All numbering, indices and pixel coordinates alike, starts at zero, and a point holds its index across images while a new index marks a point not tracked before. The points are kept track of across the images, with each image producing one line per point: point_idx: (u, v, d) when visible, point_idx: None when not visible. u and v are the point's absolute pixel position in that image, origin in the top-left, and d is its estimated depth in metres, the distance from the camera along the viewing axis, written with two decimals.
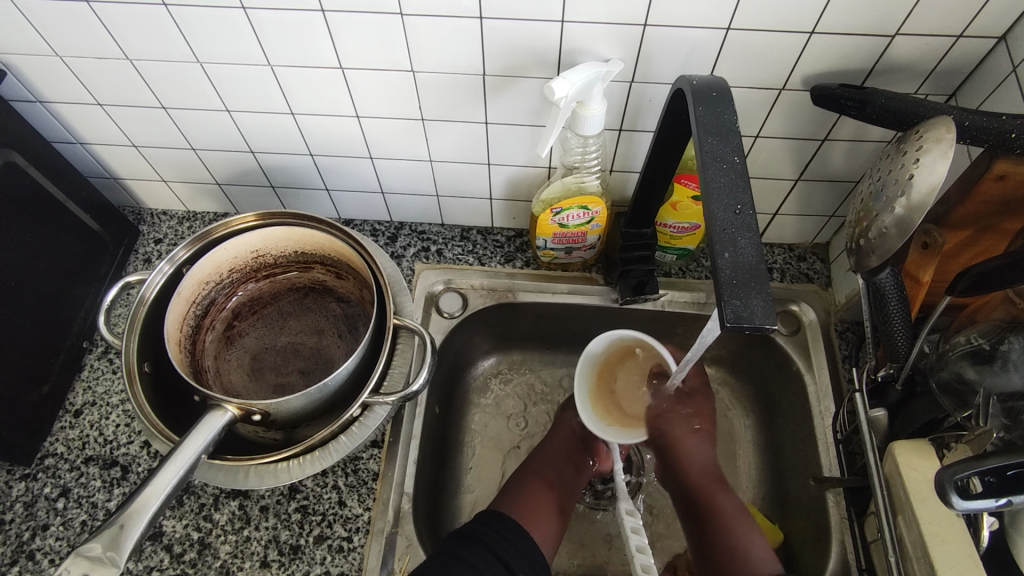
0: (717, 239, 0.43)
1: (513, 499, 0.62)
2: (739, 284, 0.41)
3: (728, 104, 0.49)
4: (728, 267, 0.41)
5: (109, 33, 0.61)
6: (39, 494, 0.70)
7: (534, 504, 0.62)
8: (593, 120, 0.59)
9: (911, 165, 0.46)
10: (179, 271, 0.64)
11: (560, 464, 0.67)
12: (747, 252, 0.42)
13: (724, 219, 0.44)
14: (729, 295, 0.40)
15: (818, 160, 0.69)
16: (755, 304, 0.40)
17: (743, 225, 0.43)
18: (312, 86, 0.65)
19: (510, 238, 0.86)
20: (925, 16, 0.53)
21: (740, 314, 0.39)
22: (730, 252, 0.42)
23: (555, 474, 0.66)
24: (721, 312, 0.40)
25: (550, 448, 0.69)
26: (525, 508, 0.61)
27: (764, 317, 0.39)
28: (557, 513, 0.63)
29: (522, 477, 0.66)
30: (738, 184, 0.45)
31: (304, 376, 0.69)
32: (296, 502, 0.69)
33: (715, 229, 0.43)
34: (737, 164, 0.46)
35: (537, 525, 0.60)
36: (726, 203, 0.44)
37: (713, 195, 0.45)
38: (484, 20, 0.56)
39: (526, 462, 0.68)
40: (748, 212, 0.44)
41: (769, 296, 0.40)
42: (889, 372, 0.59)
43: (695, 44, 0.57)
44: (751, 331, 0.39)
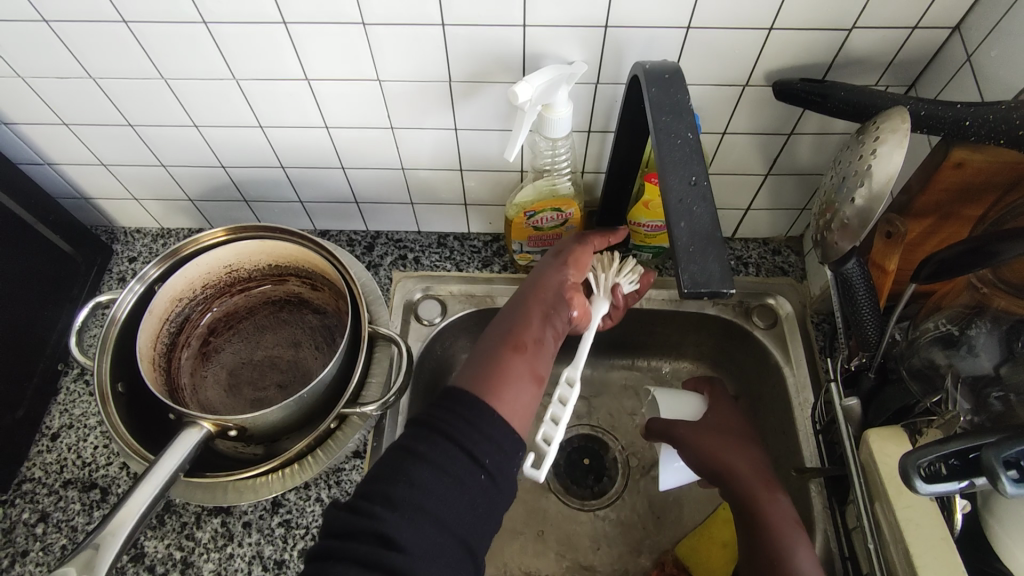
0: (673, 210, 0.44)
1: (472, 370, 0.53)
2: (694, 250, 0.43)
3: (679, 84, 0.49)
4: (684, 236, 0.43)
5: (70, 52, 0.61)
6: (16, 521, 0.69)
7: (499, 376, 0.52)
8: (560, 122, 0.59)
9: (869, 156, 0.47)
10: (151, 289, 0.64)
11: (529, 320, 0.57)
12: (702, 219, 0.44)
13: (680, 189, 0.45)
14: (685, 261, 0.42)
15: (785, 154, 0.70)
16: (712, 267, 0.42)
17: (698, 195, 0.45)
18: (279, 99, 0.65)
19: (487, 243, 0.87)
20: (879, 10, 0.54)
21: (697, 279, 0.41)
22: (686, 221, 0.44)
23: (525, 334, 0.55)
24: (679, 278, 0.42)
25: (519, 301, 0.59)
26: (485, 377, 0.52)
27: (720, 280, 0.41)
28: (532, 376, 0.53)
29: (485, 345, 0.55)
30: (691, 157, 0.46)
31: (281, 389, 0.68)
32: (280, 516, 0.69)
33: (671, 200, 0.44)
34: (690, 139, 0.47)
35: (504, 395, 0.51)
36: (681, 176, 0.45)
37: (669, 168, 0.46)
38: (446, 27, 0.56)
39: (489, 330, 0.57)
40: (702, 183, 0.45)
41: (726, 257, 0.42)
42: (861, 362, 0.60)
43: (657, 44, 0.58)
44: (709, 296, 0.41)
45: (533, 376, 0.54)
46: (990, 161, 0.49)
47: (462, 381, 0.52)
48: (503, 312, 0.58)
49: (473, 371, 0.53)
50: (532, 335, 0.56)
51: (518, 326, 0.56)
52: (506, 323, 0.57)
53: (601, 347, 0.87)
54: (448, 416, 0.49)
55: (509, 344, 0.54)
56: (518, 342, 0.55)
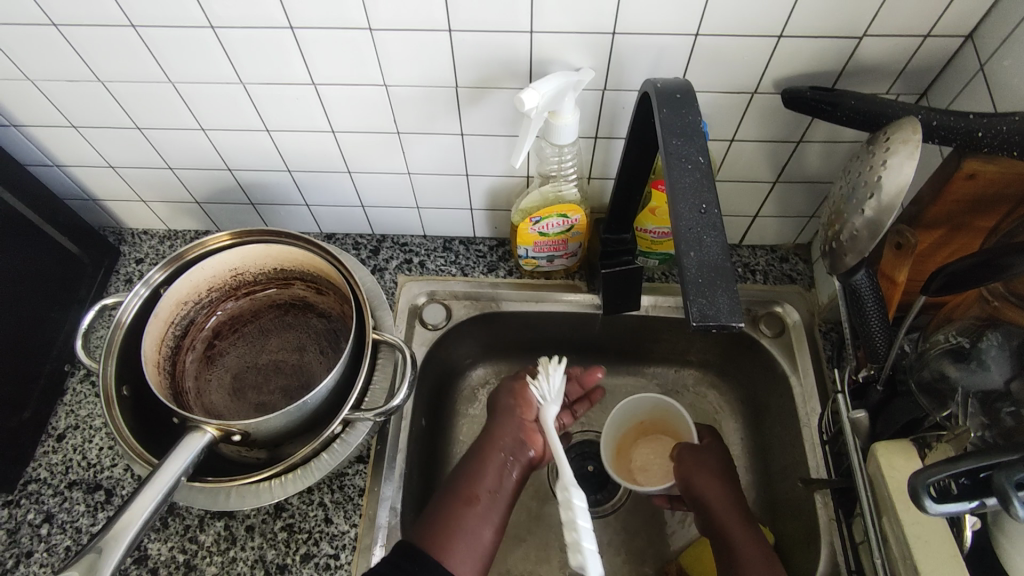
0: (682, 239, 0.42)
1: (429, 521, 0.60)
2: (705, 283, 0.41)
3: (692, 105, 0.48)
4: (693, 267, 0.41)
5: (78, 55, 0.61)
6: (22, 521, 0.70)
7: (452, 529, 0.59)
8: (567, 129, 0.59)
9: (879, 167, 0.46)
10: (156, 292, 0.64)
11: (484, 473, 0.64)
12: (713, 251, 0.42)
13: (689, 218, 0.43)
14: (694, 294, 0.40)
15: (794, 162, 0.70)
16: (720, 301, 0.40)
17: (708, 225, 0.43)
18: (285, 103, 0.65)
19: (492, 247, 0.86)
20: (891, 18, 0.53)
21: (706, 312, 0.40)
22: (695, 251, 0.42)
23: (483, 486, 0.63)
24: (687, 311, 0.40)
25: (478, 455, 0.65)
26: (438, 528, 0.59)
27: (730, 315, 0.40)
28: (487, 525, 0.61)
29: (443, 498, 0.62)
30: (702, 184, 0.44)
31: (286, 394, 0.68)
32: (282, 521, 0.69)
33: (680, 228, 0.43)
34: (701, 164, 0.45)
35: (456, 549, 0.58)
36: (691, 203, 0.44)
37: (678, 194, 0.44)
38: (453, 33, 0.56)
39: (453, 475, 0.65)
40: (713, 211, 0.43)
41: (735, 292, 0.40)
42: (869, 374, 0.59)
43: (665, 50, 0.57)
44: (717, 329, 0.40)
45: (486, 529, 0.61)
46: (1004, 173, 0.48)
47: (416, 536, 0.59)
48: (464, 459, 0.66)
49: (427, 527, 0.60)
50: (485, 486, 0.63)
51: (473, 481, 0.63)
52: (464, 473, 0.64)
53: (606, 354, 0.87)
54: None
55: (462, 497, 0.62)
56: (471, 494, 0.62)
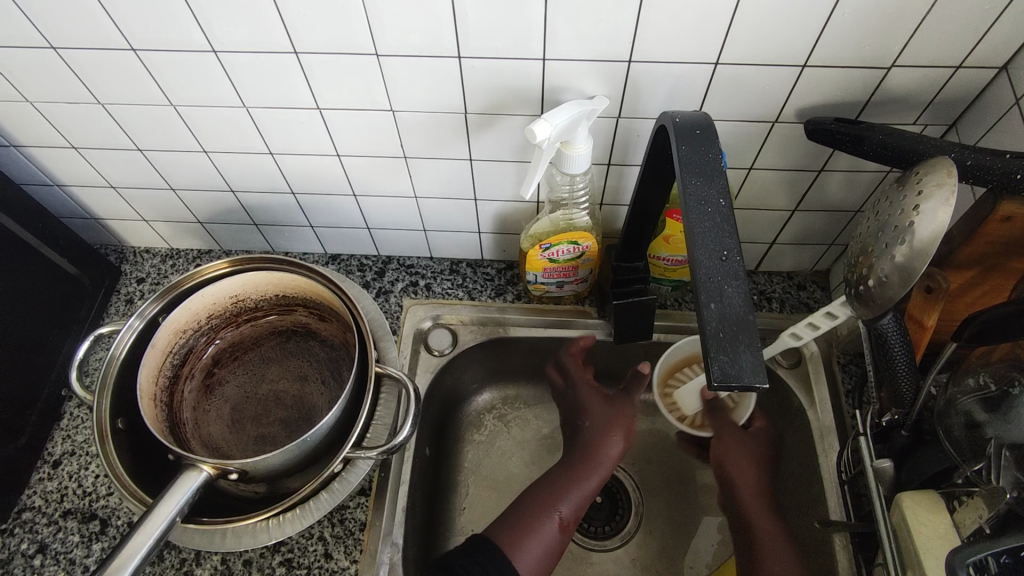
0: (702, 289, 0.40)
1: (510, 521, 0.59)
2: (725, 338, 0.38)
3: (713, 141, 0.46)
4: (713, 321, 0.39)
5: (79, 78, 0.59)
6: (15, 551, 0.68)
7: (529, 531, 0.58)
8: (579, 159, 0.57)
9: (910, 211, 0.43)
10: (153, 322, 0.62)
11: (575, 483, 0.63)
12: (734, 303, 0.39)
13: (708, 266, 0.41)
14: (714, 351, 0.38)
15: (814, 191, 0.67)
16: (743, 357, 0.37)
17: (729, 273, 0.40)
18: (290, 127, 0.63)
19: (501, 270, 0.84)
20: (921, 48, 0.51)
21: (727, 371, 0.37)
22: (716, 302, 0.40)
23: (567, 496, 0.62)
24: (708, 369, 0.37)
25: (568, 466, 0.65)
26: (518, 530, 0.58)
27: (754, 375, 0.37)
28: (559, 532, 0.60)
29: (530, 495, 0.62)
30: (723, 229, 0.42)
31: (285, 426, 0.66)
32: (281, 555, 0.67)
33: (698, 278, 0.40)
34: (722, 207, 0.43)
35: (526, 549, 0.57)
36: (711, 248, 0.41)
37: (697, 240, 0.42)
38: (463, 60, 0.54)
39: (535, 486, 0.63)
40: (735, 259, 0.41)
41: (758, 348, 0.38)
42: (893, 418, 0.56)
43: (684, 79, 0.55)
44: (739, 390, 0.37)
45: (550, 544, 0.59)
46: None
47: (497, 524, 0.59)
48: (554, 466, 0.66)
49: (508, 521, 0.59)
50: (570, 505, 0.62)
51: (564, 487, 0.63)
52: (553, 483, 0.63)
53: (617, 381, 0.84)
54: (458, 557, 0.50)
55: (551, 500, 0.61)
56: (558, 502, 0.61)
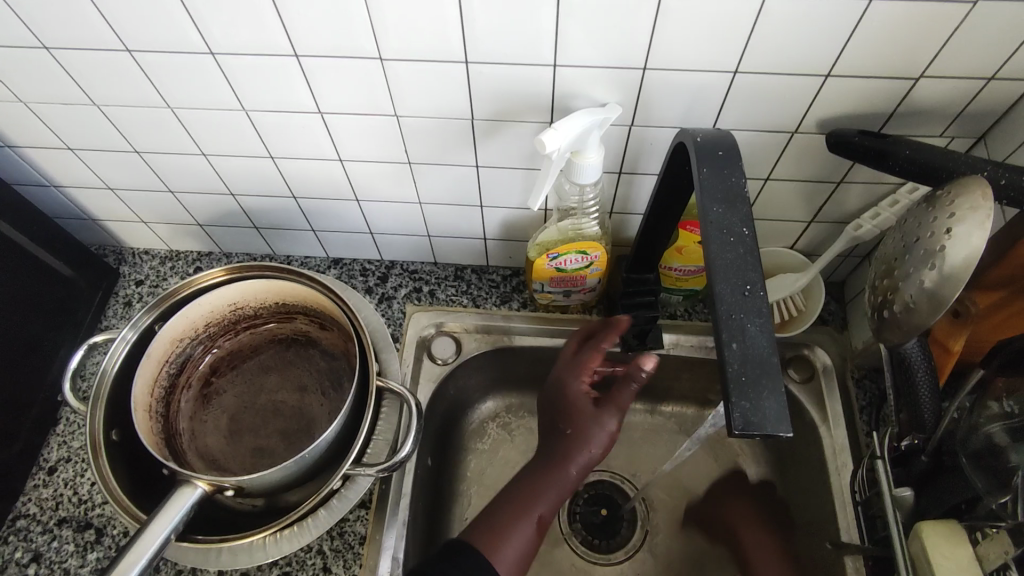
0: (724, 326, 0.39)
1: (486, 519, 0.52)
2: (747, 380, 0.38)
3: (735, 164, 0.45)
4: (736, 362, 0.39)
5: (73, 79, 0.57)
6: (9, 560, 0.67)
7: (505, 528, 0.51)
8: (590, 168, 0.55)
9: (941, 234, 0.41)
10: (148, 331, 0.60)
11: (554, 488, 0.61)
12: (757, 343, 0.39)
13: (730, 300, 0.40)
14: (737, 395, 0.38)
15: (833, 202, 0.65)
16: (766, 405, 0.37)
17: (752, 309, 0.40)
18: (291, 131, 0.62)
19: (506, 277, 0.82)
20: (952, 59, 0.48)
21: (750, 418, 0.37)
22: (738, 342, 0.39)
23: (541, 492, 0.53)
24: (729, 415, 0.37)
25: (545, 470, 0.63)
26: (498, 531, 0.51)
27: (775, 422, 0.37)
28: (532, 522, 0.52)
29: (514, 490, 0.54)
30: (746, 261, 0.42)
31: (284, 438, 0.65)
32: (279, 569, 0.65)
33: (721, 314, 0.40)
34: (746, 236, 0.42)
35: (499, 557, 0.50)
36: (734, 282, 0.41)
37: (719, 273, 0.41)
38: (470, 65, 0.52)
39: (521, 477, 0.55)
40: (758, 293, 0.41)
41: (781, 394, 0.38)
42: (913, 442, 0.55)
43: (701, 88, 0.53)
44: (760, 437, 0.37)
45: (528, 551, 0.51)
46: None
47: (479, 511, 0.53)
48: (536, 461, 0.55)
49: (487, 510, 0.53)
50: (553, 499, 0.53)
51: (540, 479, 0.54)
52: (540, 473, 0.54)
53: None
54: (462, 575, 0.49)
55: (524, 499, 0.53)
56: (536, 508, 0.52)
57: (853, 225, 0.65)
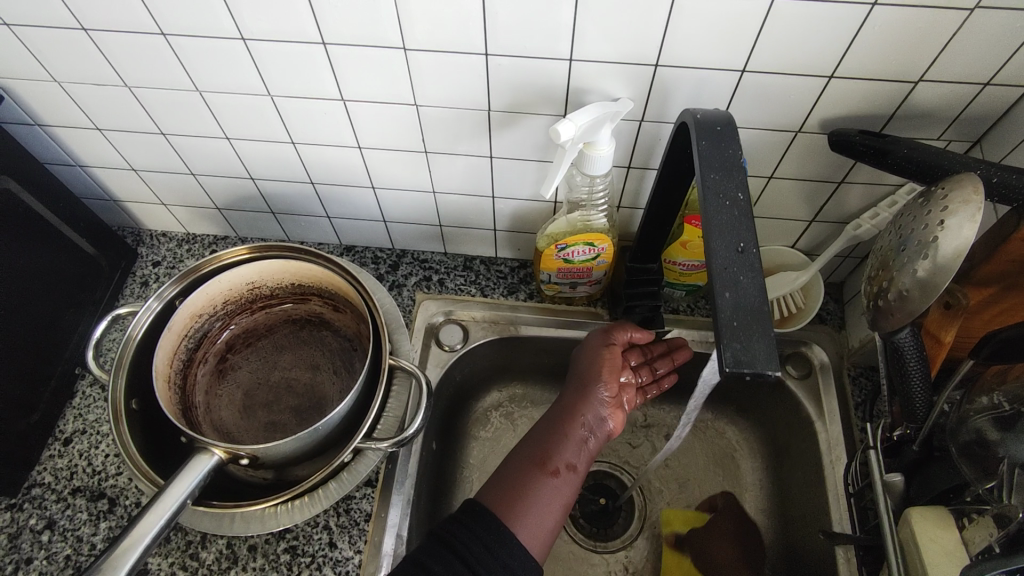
0: (718, 277, 0.42)
1: (499, 489, 0.57)
2: (740, 326, 0.40)
3: (732, 137, 0.47)
4: (728, 309, 0.41)
5: (107, 60, 0.60)
6: (24, 526, 0.68)
7: (527, 493, 0.56)
8: (601, 160, 0.57)
9: (934, 227, 0.43)
10: (169, 305, 0.62)
11: (561, 441, 0.60)
12: (748, 292, 0.41)
13: (724, 256, 0.43)
14: (728, 337, 0.39)
15: (833, 202, 0.67)
16: (756, 347, 0.39)
17: (745, 265, 0.42)
18: (314, 117, 0.64)
19: (514, 269, 0.84)
20: (950, 64, 0.51)
21: (739, 357, 0.39)
22: (731, 292, 0.41)
23: (556, 452, 0.59)
24: (720, 354, 0.39)
25: (544, 432, 0.61)
26: (510, 495, 0.56)
27: (765, 362, 0.39)
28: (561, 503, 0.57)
29: (513, 465, 0.59)
30: (740, 222, 0.44)
31: (296, 415, 0.67)
32: (286, 542, 0.67)
33: (715, 268, 0.42)
34: (741, 201, 0.45)
35: (525, 518, 0.55)
36: (727, 240, 0.43)
37: (713, 232, 0.44)
38: (490, 57, 0.54)
39: (521, 446, 0.61)
40: (751, 251, 0.43)
41: (771, 338, 0.39)
42: (905, 433, 0.57)
43: (710, 86, 0.55)
44: (751, 376, 0.39)
45: (561, 501, 0.57)
46: None
47: (488, 494, 0.56)
48: (538, 428, 0.62)
49: (497, 487, 0.57)
50: (564, 458, 0.59)
51: (551, 448, 0.60)
52: (542, 441, 0.60)
53: None
54: (467, 538, 0.51)
55: (539, 465, 0.58)
56: (550, 465, 0.59)
57: (851, 225, 0.67)
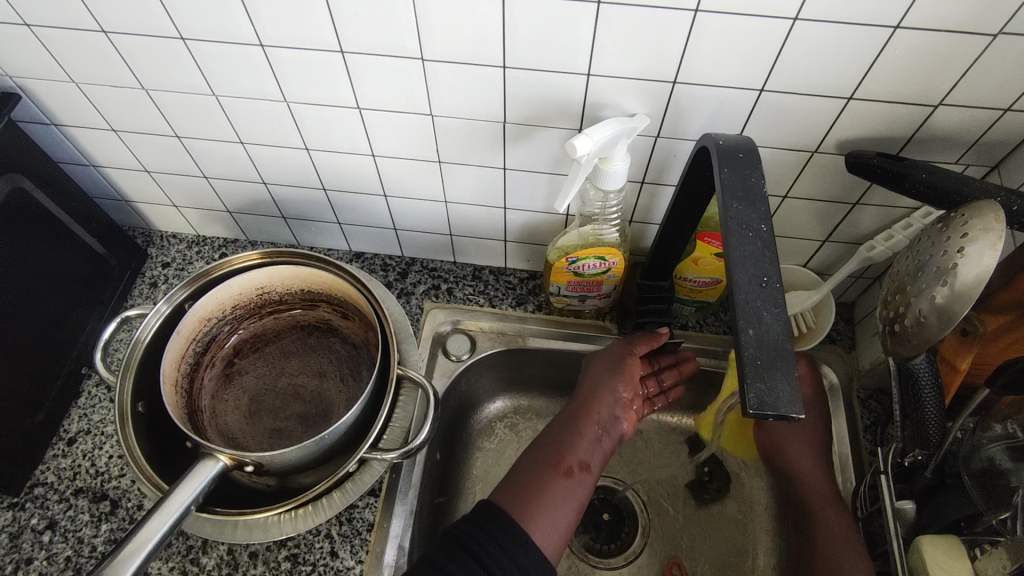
0: (742, 314, 0.42)
1: (514, 486, 0.55)
2: (763, 364, 0.40)
3: (755, 166, 0.47)
4: (752, 346, 0.40)
5: (126, 63, 0.60)
6: (25, 526, 0.68)
7: (539, 493, 0.55)
8: (616, 175, 0.57)
9: (953, 253, 0.43)
10: (179, 309, 0.62)
11: (576, 441, 0.59)
12: (772, 329, 0.41)
13: (748, 289, 0.43)
14: (752, 377, 0.39)
15: (847, 223, 0.67)
16: (779, 388, 0.39)
17: (768, 299, 0.42)
18: (329, 125, 0.64)
19: (523, 280, 0.84)
20: (971, 89, 0.50)
21: (764, 399, 0.39)
22: (755, 329, 0.41)
23: (571, 455, 0.58)
24: (744, 395, 0.39)
25: (560, 430, 0.61)
26: (524, 495, 0.54)
27: (788, 405, 0.39)
28: (572, 505, 0.55)
29: (529, 465, 0.58)
30: (764, 255, 0.44)
31: (302, 422, 0.66)
32: (287, 550, 0.67)
33: (739, 302, 0.42)
34: (764, 233, 0.45)
35: (536, 518, 0.53)
36: (751, 273, 0.43)
37: (737, 264, 0.43)
38: (507, 70, 0.54)
39: (536, 445, 0.60)
40: (774, 284, 0.43)
41: (793, 377, 0.40)
42: (917, 458, 0.56)
43: (727, 105, 0.55)
44: (774, 419, 0.39)
45: (575, 503, 0.56)
46: None
47: (502, 492, 0.55)
48: (554, 428, 0.61)
49: (512, 485, 0.56)
50: (577, 458, 0.58)
51: (567, 449, 0.58)
52: (558, 441, 0.59)
53: None
54: (480, 537, 0.50)
55: (554, 467, 0.57)
56: (564, 466, 0.57)
57: (864, 246, 0.67)
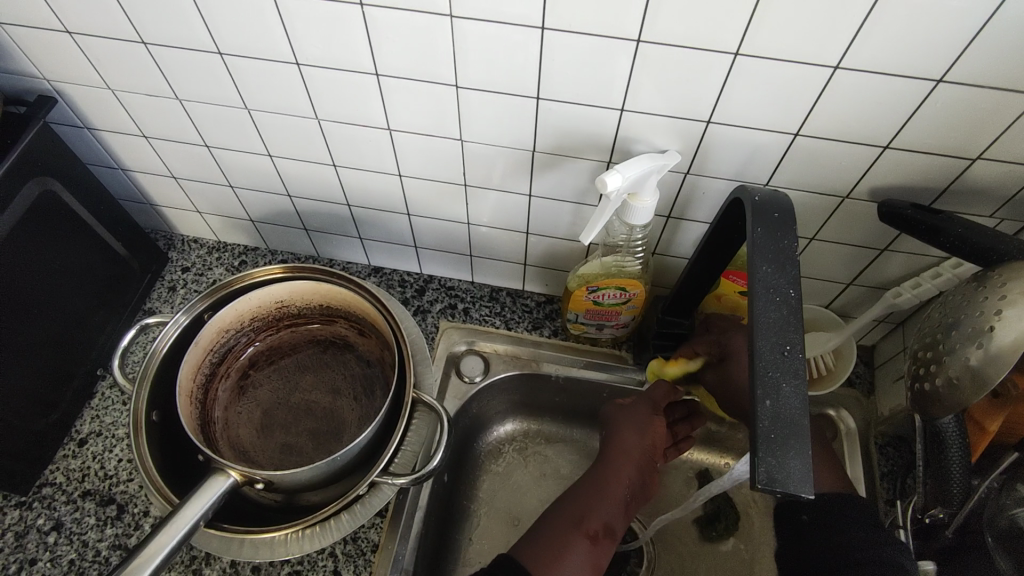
0: (761, 384, 0.41)
1: (538, 544, 0.57)
2: (776, 438, 0.40)
3: (788, 229, 0.47)
4: (767, 418, 0.40)
5: (162, 73, 0.60)
6: (31, 525, 0.68)
7: (563, 555, 0.56)
8: (643, 211, 0.56)
9: (991, 315, 0.42)
10: (198, 319, 0.62)
11: (600, 504, 0.61)
12: (791, 403, 0.41)
13: (769, 357, 0.42)
14: (765, 452, 0.39)
15: (874, 268, 0.66)
16: (790, 465, 0.39)
17: (790, 369, 0.42)
18: (358, 143, 0.64)
19: (540, 304, 0.84)
20: (1012, 145, 0.50)
21: (774, 475, 0.39)
22: (772, 399, 0.41)
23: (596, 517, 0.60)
24: (754, 470, 0.39)
25: (585, 491, 0.62)
26: (546, 555, 0.56)
27: (799, 482, 0.39)
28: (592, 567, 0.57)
29: (555, 525, 0.59)
30: (788, 322, 0.43)
31: (313, 438, 0.66)
32: (290, 566, 0.66)
33: (758, 369, 0.42)
34: (791, 299, 0.44)
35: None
36: (774, 340, 0.43)
37: (761, 329, 0.43)
38: (541, 101, 0.54)
39: (560, 504, 0.62)
40: (796, 354, 0.42)
41: (806, 455, 0.40)
42: (937, 516, 0.55)
43: (760, 146, 0.54)
44: (781, 495, 0.39)
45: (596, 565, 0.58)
46: None
47: (524, 546, 0.57)
48: (580, 488, 0.63)
49: (535, 543, 0.57)
50: (601, 520, 0.60)
51: (591, 511, 0.60)
52: (582, 502, 0.61)
53: None
54: None
55: (578, 529, 0.59)
56: (589, 528, 0.59)
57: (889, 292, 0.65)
